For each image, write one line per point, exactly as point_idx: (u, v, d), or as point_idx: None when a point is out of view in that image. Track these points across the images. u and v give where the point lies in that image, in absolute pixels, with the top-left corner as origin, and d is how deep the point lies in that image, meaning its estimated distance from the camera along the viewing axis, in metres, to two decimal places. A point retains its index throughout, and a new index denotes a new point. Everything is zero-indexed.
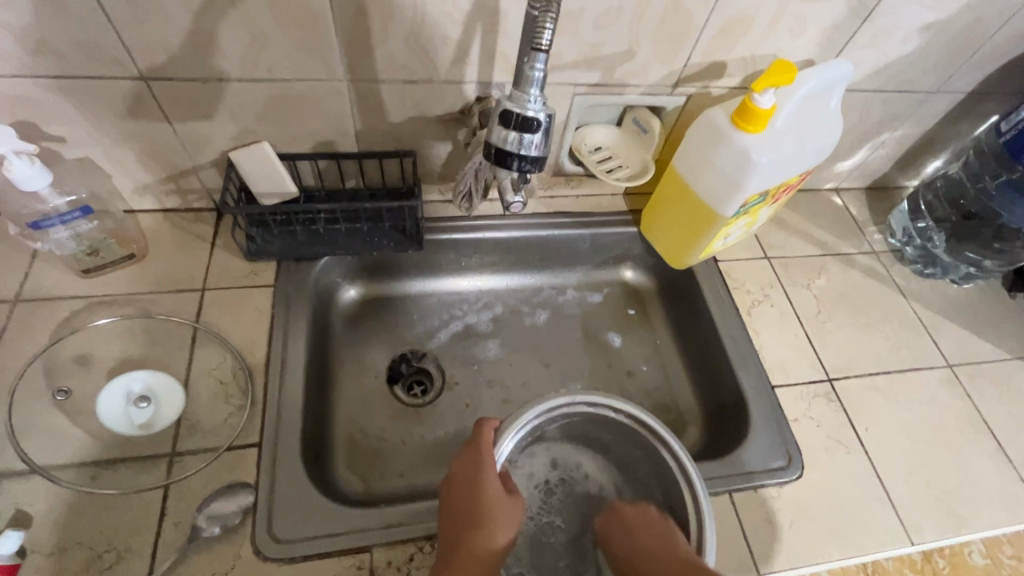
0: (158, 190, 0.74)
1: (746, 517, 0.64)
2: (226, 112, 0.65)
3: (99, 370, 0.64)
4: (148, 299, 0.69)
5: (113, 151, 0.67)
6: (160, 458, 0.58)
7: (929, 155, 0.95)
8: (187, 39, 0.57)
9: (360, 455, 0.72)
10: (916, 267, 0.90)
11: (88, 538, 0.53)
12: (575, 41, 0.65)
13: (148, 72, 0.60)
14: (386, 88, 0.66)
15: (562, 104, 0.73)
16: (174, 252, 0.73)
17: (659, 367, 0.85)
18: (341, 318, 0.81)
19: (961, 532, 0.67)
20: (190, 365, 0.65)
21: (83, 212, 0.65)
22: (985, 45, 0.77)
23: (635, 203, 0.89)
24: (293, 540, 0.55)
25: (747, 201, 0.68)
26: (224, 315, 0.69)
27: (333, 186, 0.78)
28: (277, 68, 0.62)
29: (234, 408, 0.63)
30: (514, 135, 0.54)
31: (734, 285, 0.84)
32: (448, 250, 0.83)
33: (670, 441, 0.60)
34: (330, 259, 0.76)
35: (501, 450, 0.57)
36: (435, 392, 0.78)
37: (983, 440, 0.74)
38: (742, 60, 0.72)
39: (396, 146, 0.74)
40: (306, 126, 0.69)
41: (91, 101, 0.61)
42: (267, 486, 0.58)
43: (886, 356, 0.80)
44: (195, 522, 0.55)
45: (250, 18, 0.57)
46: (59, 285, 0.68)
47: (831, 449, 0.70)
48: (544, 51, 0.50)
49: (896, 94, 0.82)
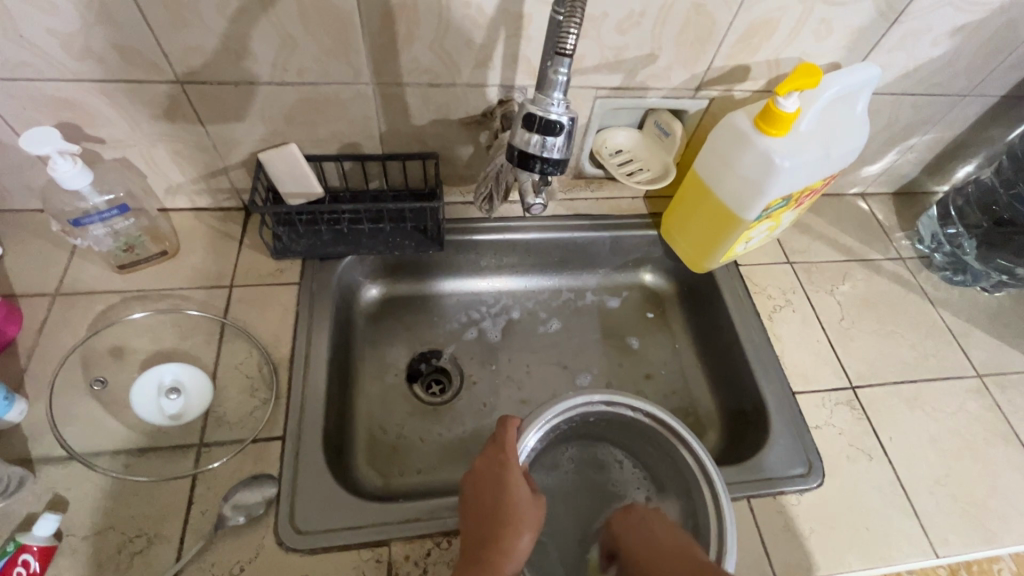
0: (190, 189, 0.76)
1: (764, 524, 0.63)
2: (256, 114, 0.67)
3: (132, 362, 0.66)
4: (180, 294, 0.71)
5: (149, 151, 0.70)
6: (189, 448, 0.60)
7: (960, 159, 0.93)
8: (220, 44, 0.59)
9: (379, 450, 0.73)
10: (945, 274, 0.88)
11: (120, 523, 0.55)
12: (597, 45, 0.66)
13: (184, 76, 0.62)
14: (411, 92, 0.68)
15: (583, 107, 0.73)
16: (204, 249, 0.76)
17: (677, 370, 0.85)
18: (363, 315, 0.83)
19: (989, 546, 0.65)
20: (218, 360, 0.67)
21: (121, 210, 0.68)
22: (1020, 47, 0.75)
23: (656, 206, 0.89)
24: (314, 531, 0.57)
25: (769, 205, 0.68)
26: (250, 312, 0.71)
27: (357, 187, 0.80)
28: (305, 71, 0.64)
29: (259, 402, 0.64)
30: (538, 138, 0.54)
31: (755, 289, 0.83)
32: (468, 250, 0.84)
33: (690, 441, 0.60)
34: (353, 258, 0.78)
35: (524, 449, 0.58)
36: (453, 390, 0.79)
37: (1013, 452, 0.72)
38: (766, 63, 0.71)
39: (419, 148, 0.76)
40: (332, 128, 0.71)
41: (129, 103, 0.64)
42: (289, 478, 0.59)
43: (912, 364, 0.79)
44: (222, 511, 0.56)
45: (281, 23, 0.58)
46: (96, 280, 0.71)
47: (853, 457, 0.69)
48: (568, 55, 0.50)
49: (926, 97, 0.80)
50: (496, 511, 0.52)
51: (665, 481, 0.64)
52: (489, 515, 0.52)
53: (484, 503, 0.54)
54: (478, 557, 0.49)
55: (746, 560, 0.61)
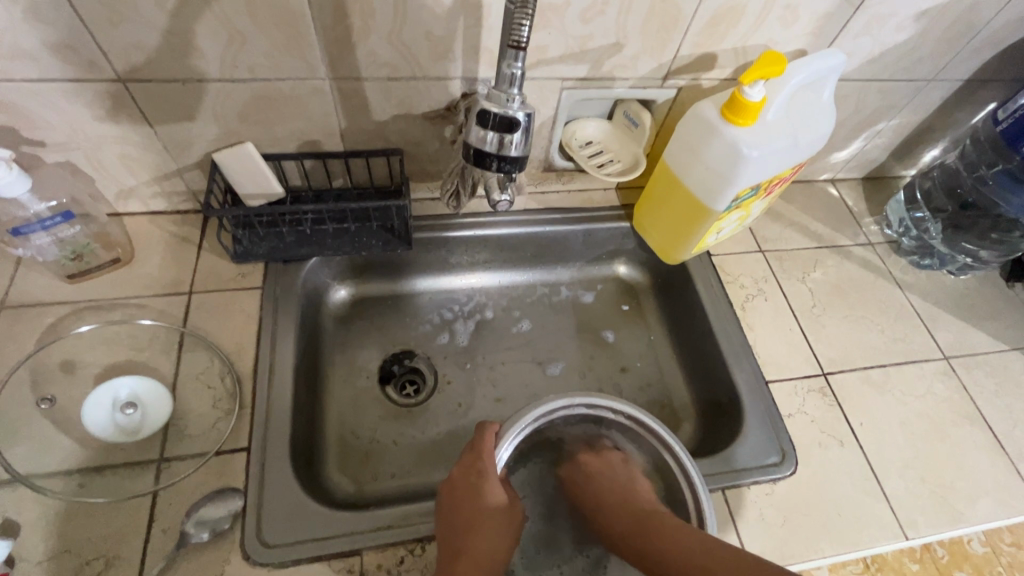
0: (143, 192, 0.73)
1: (738, 515, 0.63)
2: (207, 113, 0.64)
3: (85, 376, 0.63)
4: (135, 303, 0.68)
5: (95, 154, 0.66)
6: (148, 464, 0.58)
7: (926, 143, 0.94)
8: (162, 39, 0.56)
9: (352, 455, 0.71)
10: (913, 258, 0.89)
11: (76, 545, 0.53)
12: (561, 35, 0.64)
13: (126, 75, 0.58)
14: (370, 86, 0.65)
15: (550, 99, 0.72)
16: (160, 255, 0.72)
17: (652, 362, 0.85)
18: (332, 317, 0.81)
19: (957, 526, 0.66)
20: (178, 370, 0.64)
21: (65, 217, 0.65)
22: (983, 31, 0.75)
23: (628, 197, 0.88)
24: (282, 545, 0.55)
25: (738, 195, 0.67)
26: (211, 319, 0.69)
27: (320, 186, 0.77)
28: (257, 67, 0.61)
29: (222, 413, 0.62)
30: (494, 135, 0.53)
31: (728, 279, 0.83)
32: (439, 247, 0.83)
33: (673, 444, 0.58)
34: (318, 259, 0.76)
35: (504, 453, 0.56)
36: (427, 391, 0.78)
37: (979, 433, 0.74)
38: (733, 51, 0.70)
39: (382, 144, 0.73)
40: (290, 125, 0.68)
41: (69, 104, 0.60)
42: (255, 490, 0.58)
43: (882, 349, 0.80)
44: (184, 528, 0.55)
45: (227, 17, 0.55)
46: (44, 291, 0.67)
47: (825, 444, 0.70)
48: (522, 48, 0.48)
49: (892, 82, 0.80)
50: (472, 523, 0.51)
51: (648, 489, 0.62)
52: (465, 524, 0.52)
53: (458, 515, 0.53)
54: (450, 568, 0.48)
55: None
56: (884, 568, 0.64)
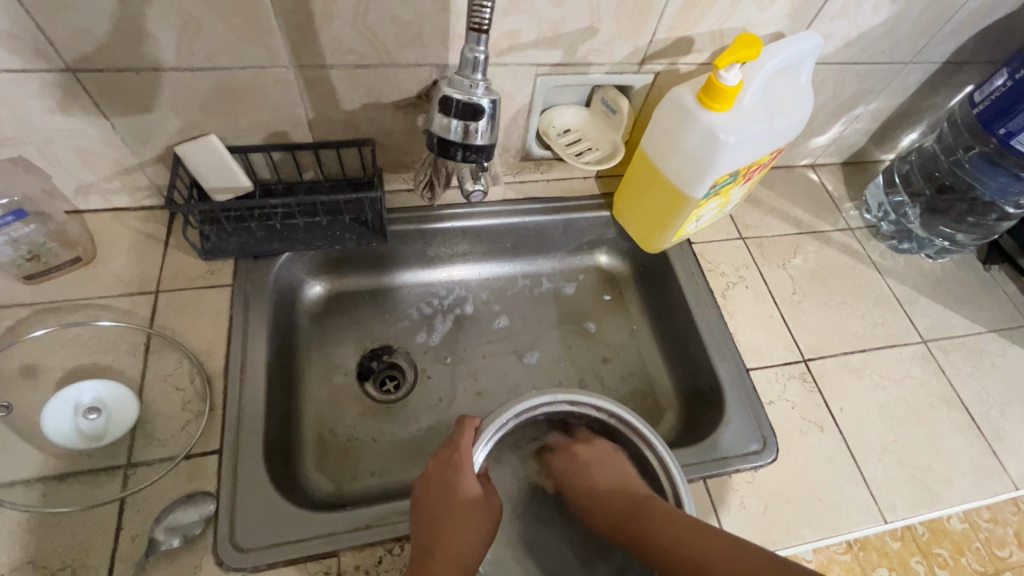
0: (104, 188, 0.70)
1: (719, 503, 0.63)
2: (167, 104, 0.62)
3: (46, 381, 0.61)
4: (98, 303, 0.66)
5: (49, 149, 0.63)
6: (115, 470, 0.56)
7: (904, 127, 0.94)
8: (112, 26, 0.53)
9: (330, 454, 0.70)
10: (891, 242, 0.89)
11: (39, 556, 0.51)
12: (533, 19, 0.62)
13: (76, 64, 0.56)
14: (337, 74, 0.63)
15: (524, 86, 0.70)
16: (124, 254, 0.70)
17: (635, 352, 0.84)
18: (307, 313, 0.79)
19: (936, 508, 0.67)
20: (145, 372, 0.62)
21: (18, 215, 0.62)
22: (959, 12, 0.74)
23: (607, 186, 0.87)
24: (257, 549, 0.54)
25: (717, 182, 0.66)
26: (178, 318, 0.66)
27: (291, 179, 0.75)
28: (216, 55, 0.58)
29: (192, 415, 0.60)
30: (458, 123, 0.52)
31: (709, 267, 0.83)
32: (416, 240, 0.81)
33: (655, 442, 0.57)
34: (290, 255, 0.74)
35: (481, 452, 0.55)
36: (407, 387, 0.77)
37: (955, 415, 0.74)
38: (710, 34, 0.69)
39: (353, 134, 0.71)
40: (254, 116, 0.66)
41: (17, 96, 0.57)
42: (228, 493, 0.56)
43: (861, 333, 0.80)
44: (154, 534, 0.53)
45: (180, 2, 0.53)
46: (1, 293, 0.65)
47: (806, 430, 0.70)
48: (484, 31, 0.47)
49: (870, 65, 0.79)
50: (445, 513, 0.51)
51: None
52: (439, 520, 0.51)
53: (433, 508, 0.52)
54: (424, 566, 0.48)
55: None
56: (868, 549, 0.64)
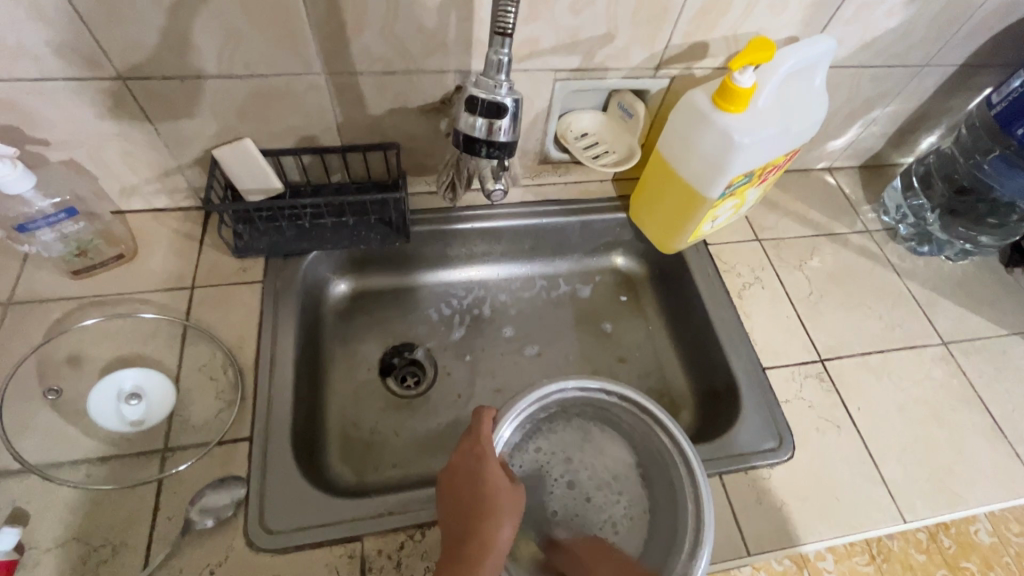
0: (146, 190, 0.74)
1: (736, 500, 0.64)
2: (206, 110, 0.65)
3: (90, 369, 0.64)
4: (139, 298, 0.70)
5: (97, 152, 0.67)
6: (153, 453, 0.59)
7: (923, 130, 0.94)
8: (160, 37, 0.57)
9: (354, 447, 0.72)
10: (910, 245, 0.89)
11: (83, 532, 0.54)
12: (552, 26, 0.64)
13: (126, 72, 0.60)
14: (365, 81, 0.66)
15: (543, 91, 0.72)
16: (163, 252, 0.74)
17: (651, 352, 0.85)
18: (332, 311, 0.82)
19: (957, 508, 0.67)
20: (181, 362, 0.66)
21: (69, 213, 0.66)
22: (976, 15, 0.75)
23: (624, 188, 0.89)
24: (284, 531, 0.56)
25: (731, 182, 0.68)
26: (213, 313, 0.70)
27: (319, 181, 0.79)
28: (253, 63, 0.62)
29: (224, 404, 0.63)
30: (483, 121, 0.54)
31: (725, 268, 0.84)
32: (438, 240, 0.83)
33: (665, 422, 0.60)
34: (317, 254, 0.77)
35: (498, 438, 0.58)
36: (427, 383, 0.79)
37: (978, 418, 0.74)
38: (724, 40, 0.71)
39: (379, 138, 0.74)
40: (287, 121, 0.69)
41: (71, 102, 0.61)
42: (257, 478, 0.59)
43: (880, 334, 0.80)
44: (188, 515, 0.56)
45: (222, 14, 0.56)
46: (50, 287, 0.69)
47: (822, 429, 0.70)
48: (508, 34, 0.49)
49: (886, 68, 0.80)
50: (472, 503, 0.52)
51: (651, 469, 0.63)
52: (465, 510, 0.52)
53: (460, 499, 0.53)
54: (454, 553, 0.49)
55: (721, 539, 0.61)
56: (892, 560, 0.63)
